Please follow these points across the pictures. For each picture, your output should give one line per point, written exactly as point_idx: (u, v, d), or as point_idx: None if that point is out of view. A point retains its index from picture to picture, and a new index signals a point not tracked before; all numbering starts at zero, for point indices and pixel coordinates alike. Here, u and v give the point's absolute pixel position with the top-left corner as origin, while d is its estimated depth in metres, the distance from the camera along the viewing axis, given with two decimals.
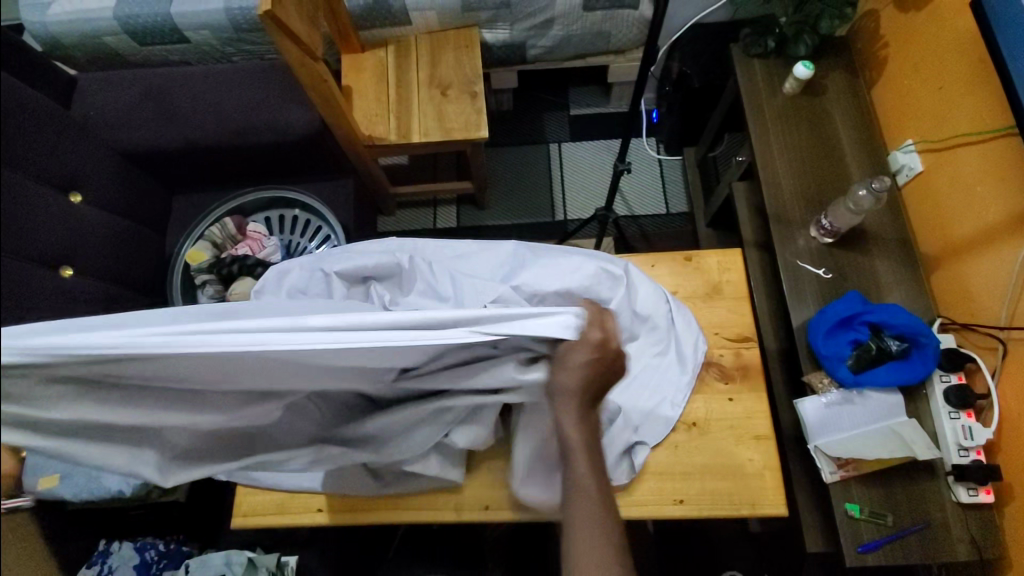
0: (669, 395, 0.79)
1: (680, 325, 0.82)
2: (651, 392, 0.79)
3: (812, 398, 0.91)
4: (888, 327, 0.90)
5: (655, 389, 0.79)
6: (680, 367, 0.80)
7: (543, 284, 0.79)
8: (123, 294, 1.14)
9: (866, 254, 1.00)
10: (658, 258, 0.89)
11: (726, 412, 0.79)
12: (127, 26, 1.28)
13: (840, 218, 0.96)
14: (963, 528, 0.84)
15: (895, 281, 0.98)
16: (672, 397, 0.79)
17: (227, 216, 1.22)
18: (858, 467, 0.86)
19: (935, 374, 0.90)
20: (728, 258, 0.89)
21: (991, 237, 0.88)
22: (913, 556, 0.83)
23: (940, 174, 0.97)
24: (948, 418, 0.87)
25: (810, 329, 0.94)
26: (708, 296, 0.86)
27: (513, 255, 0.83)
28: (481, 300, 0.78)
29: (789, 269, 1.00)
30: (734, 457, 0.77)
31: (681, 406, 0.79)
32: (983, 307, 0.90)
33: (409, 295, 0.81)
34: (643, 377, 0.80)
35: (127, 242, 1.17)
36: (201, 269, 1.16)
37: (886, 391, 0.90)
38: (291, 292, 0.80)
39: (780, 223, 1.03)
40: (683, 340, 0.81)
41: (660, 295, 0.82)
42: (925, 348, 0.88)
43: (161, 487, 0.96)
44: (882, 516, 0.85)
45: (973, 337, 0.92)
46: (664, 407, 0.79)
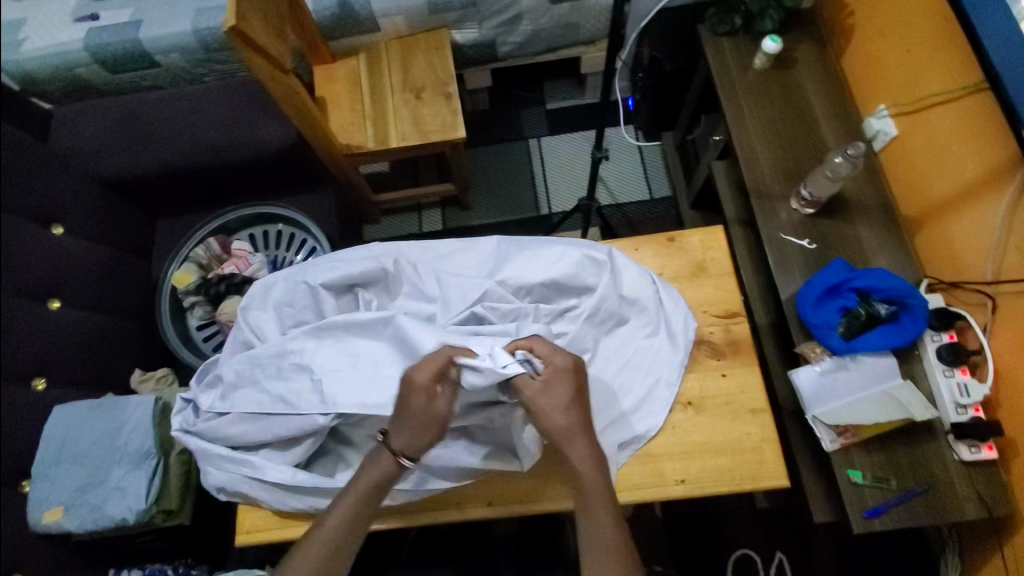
0: (663, 375, 0.79)
1: (669, 305, 0.82)
2: (646, 374, 0.79)
3: (806, 368, 0.91)
4: (876, 291, 0.90)
5: (649, 370, 0.79)
6: (672, 347, 0.80)
7: (527, 277, 0.80)
8: (113, 322, 1.14)
9: (849, 221, 1.00)
10: (641, 241, 0.89)
11: (721, 388, 0.79)
12: (98, 56, 1.28)
13: (819, 187, 0.97)
14: (968, 485, 0.84)
15: (881, 246, 0.98)
16: (667, 376, 0.79)
17: (211, 236, 1.22)
18: (857, 434, 0.86)
19: (927, 334, 0.90)
20: (710, 236, 0.89)
21: (971, 193, 0.88)
22: (919, 517, 0.83)
23: (915, 135, 0.98)
24: (943, 377, 0.87)
25: (799, 301, 0.94)
26: (694, 275, 0.86)
27: (496, 250, 0.83)
28: (468, 299, 0.79)
29: (773, 243, 1.00)
30: (732, 433, 0.77)
31: (677, 385, 0.78)
32: (969, 264, 0.90)
33: (397, 298, 0.82)
34: (636, 359, 0.80)
35: (112, 271, 1.17)
36: (188, 292, 1.16)
37: (879, 355, 0.90)
38: (278, 306, 0.80)
39: (761, 198, 1.03)
40: (673, 320, 0.81)
41: (647, 277, 0.82)
42: (914, 309, 0.88)
43: (165, 512, 0.96)
44: (885, 480, 0.85)
45: (962, 295, 0.92)
46: (659, 387, 0.78)
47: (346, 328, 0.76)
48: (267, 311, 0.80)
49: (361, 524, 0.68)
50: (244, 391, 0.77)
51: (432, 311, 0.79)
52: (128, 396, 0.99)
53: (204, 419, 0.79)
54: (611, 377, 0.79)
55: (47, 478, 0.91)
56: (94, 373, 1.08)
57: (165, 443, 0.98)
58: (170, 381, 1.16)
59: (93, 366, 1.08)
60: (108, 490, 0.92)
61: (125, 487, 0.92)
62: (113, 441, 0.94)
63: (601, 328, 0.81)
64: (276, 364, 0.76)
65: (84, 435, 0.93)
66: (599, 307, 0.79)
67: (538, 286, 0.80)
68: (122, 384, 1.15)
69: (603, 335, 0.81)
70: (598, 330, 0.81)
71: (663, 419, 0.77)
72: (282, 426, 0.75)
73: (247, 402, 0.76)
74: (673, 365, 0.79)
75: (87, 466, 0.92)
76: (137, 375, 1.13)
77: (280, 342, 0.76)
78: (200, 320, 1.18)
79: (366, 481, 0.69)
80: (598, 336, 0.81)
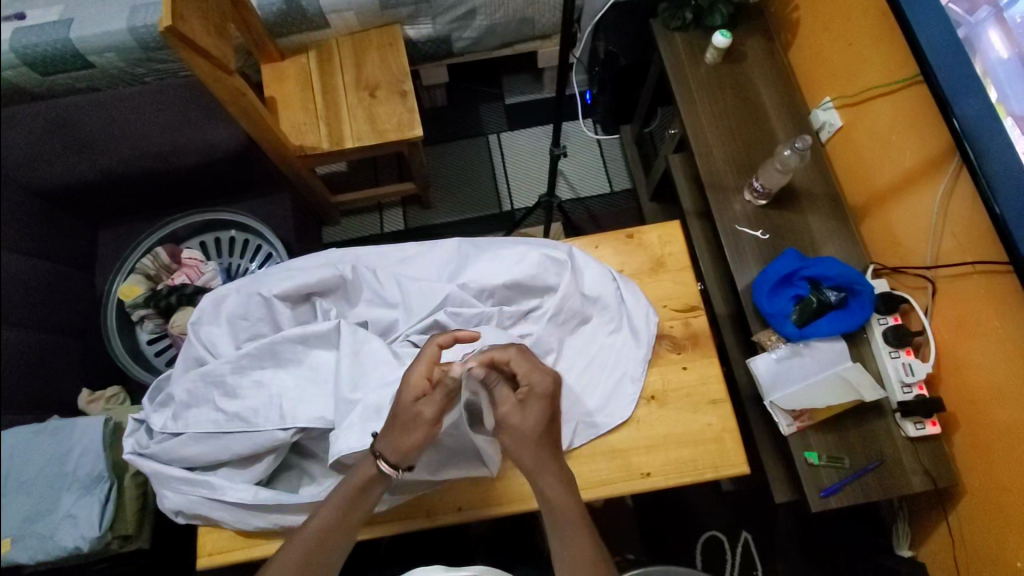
0: (628, 370, 0.79)
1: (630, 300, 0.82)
2: (611, 371, 0.80)
3: (763, 355, 0.93)
4: (825, 279, 0.93)
5: (615, 366, 0.80)
6: (635, 342, 0.80)
7: (490, 279, 0.80)
8: (55, 341, 1.08)
9: (799, 211, 1.03)
10: (601, 239, 0.87)
11: (683, 381, 0.80)
12: (25, 58, 1.19)
13: (770, 179, 0.99)
14: (915, 460, 0.89)
15: (830, 235, 1.02)
16: (632, 371, 0.79)
17: (159, 245, 1.16)
18: (812, 417, 0.90)
19: (874, 318, 0.94)
20: (669, 230, 0.87)
21: (911, 182, 0.92)
22: (871, 493, 0.87)
23: (858, 127, 1.01)
24: (890, 358, 0.91)
25: (755, 290, 0.96)
26: (654, 270, 0.85)
27: (456, 253, 0.83)
28: (430, 304, 0.78)
29: (729, 235, 1.03)
30: (695, 424, 0.77)
31: (641, 379, 0.79)
32: (910, 250, 0.95)
33: (357, 305, 0.81)
34: (600, 356, 0.81)
35: (51, 287, 1.10)
36: (137, 304, 1.10)
37: (830, 339, 0.93)
38: (231, 321, 0.77)
39: (716, 191, 1.05)
40: (635, 315, 0.80)
41: (607, 274, 0.82)
42: (861, 294, 0.92)
43: (121, 537, 0.93)
44: (839, 459, 0.89)
45: (905, 280, 0.96)
46: (625, 382, 0.79)
47: (306, 341, 0.75)
48: (221, 326, 0.77)
49: (344, 528, 0.66)
50: (198, 411, 0.74)
51: (394, 318, 0.80)
52: (76, 419, 0.94)
53: (157, 441, 0.75)
54: (575, 375, 0.80)
55: None
56: (41, 396, 1.03)
57: (119, 466, 0.94)
58: (122, 400, 1.10)
59: (39, 389, 1.02)
60: (60, 517, 0.87)
61: (78, 513, 0.88)
62: (61, 467, 0.89)
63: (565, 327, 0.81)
64: (232, 381, 0.74)
65: (29, 463, 0.87)
66: (561, 307, 0.80)
67: (499, 287, 0.80)
68: (69, 406, 1.09)
69: (567, 335, 0.82)
70: (561, 329, 0.81)
71: (629, 414, 0.77)
72: (239, 445, 0.73)
73: (204, 421, 0.74)
74: (636, 359, 0.79)
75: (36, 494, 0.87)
76: (85, 395, 1.08)
77: (233, 359, 0.74)
78: (151, 333, 1.13)
79: (349, 483, 0.67)
80: (559, 335, 0.81)
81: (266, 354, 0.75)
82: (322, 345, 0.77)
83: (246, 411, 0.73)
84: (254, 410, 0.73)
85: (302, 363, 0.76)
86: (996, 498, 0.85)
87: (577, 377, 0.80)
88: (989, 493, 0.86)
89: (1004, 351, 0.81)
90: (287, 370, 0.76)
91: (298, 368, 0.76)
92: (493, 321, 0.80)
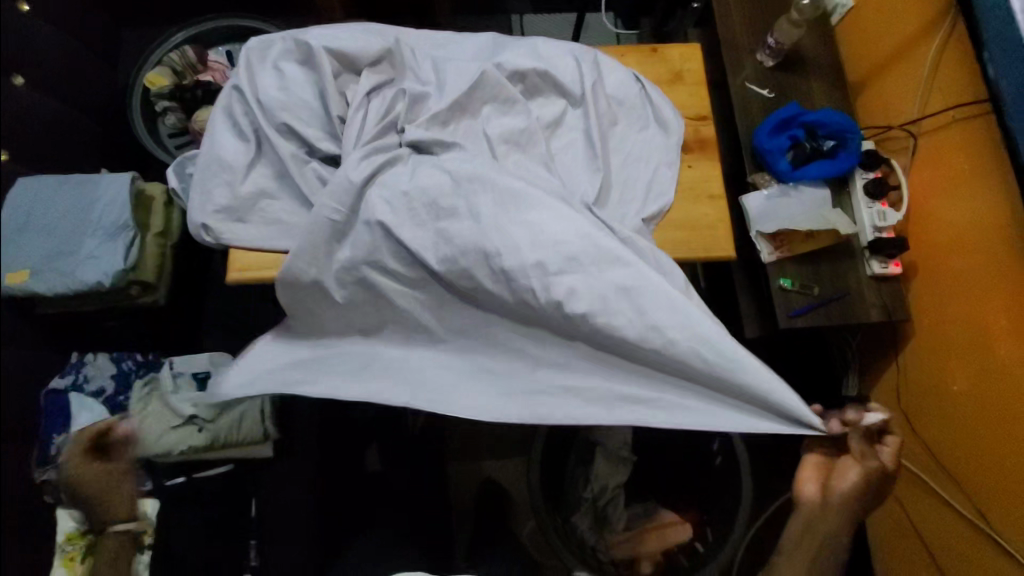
0: (661, 159, 0.86)
1: (656, 100, 0.88)
2: (646, 162, 0.86)
3: (755, 193, 1.02)
4: (821, 126, 1.02)
5: (647, 158, 0.86)
6: (664, 135, 0.87)
7: (526, 161, 0.82)
8: (77, 116, 1.10)
9: (803, 76, 1.11)
10: (626, 50, 0.93)
11: (686, 176, 0.87)
12: None
13: (783, 34, 1.06)
14: (875, 295, 0.99)
15: (828, 98, 1.10)
16: (664, 159, 0.86)
17: (187, 43, 1.17)
18: (791, 248, 0.99)
19: (858, 172, 1.02)
20: (689, 51, 0.93)
21: (908, 48, 1.01)
22: (833, 318, 0.98)
23: (868, 4, 1.10)
24: (865, 207, 1.00)
25: (755, 132, 1.04)
26: (671, 81, 0.90)
27: (492, 42, 0.89)
28: (467, 80, 0.84)
29: (737, 90, 1.10)
30: (693, 212, 0.85)
31: (676, 165, 0.85)
32: (898, 114, 1.04)
33: (396, 74, 0.85)
34: (629, 149, 0.86)
35: (76, 64, 1.12)
36: (161, 95, 1.13)
37: (817, 186, 1.02)
38: (278, 65, 0.82)
39: (730, 50, 1.12)
40: (660, 111, 0.87)
41: (632, 77, 0.89)
42: (850, 144, 1.01)
43: (142, 284, 0.99)
44: (809, 288, 0.98)
45: (892, 142, 1.06)
46: (662, 168, 0.85)
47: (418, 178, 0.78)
48: (268, 67, 0.82)
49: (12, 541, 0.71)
50: (286, 343, 0.82)
51: (426, 181, 0.77)
52: (102, 176, 0.96)
53: (242, 218, 0.79)
54: (617, 167, 0.85)
55: (13, 243, 0.88)
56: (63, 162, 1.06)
57: (141, 223, 0.99)
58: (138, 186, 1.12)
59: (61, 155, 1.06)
60: (82, 258, 0.91)
61: (100, 256, 0.92)
62: (86, 214, 0.93)
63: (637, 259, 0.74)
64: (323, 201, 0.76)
65: (54, 207, 0.91)
66: (591, 98, 0.86)
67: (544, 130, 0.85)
68: None
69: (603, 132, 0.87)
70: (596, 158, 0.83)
71: (671, 199, 0.84)
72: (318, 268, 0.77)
73: (275, 216, 0.80)
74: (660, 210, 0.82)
75: (57, 235, 0.91)
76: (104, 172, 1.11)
77: (320, 210, 0.76)
78: (172, 129, 1.16)
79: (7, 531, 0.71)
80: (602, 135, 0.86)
81: (353, 299, 0.79)
82: (403, 275, 0.78)
83: (362, 356, 0.79)
84: (356, 347, 0.80)
85: (398, 179, 0.78)
86: (942, 329, 0.96)
87: (618, 166, 0.86)
88: (937, 328, 0.97)
89: (1004, 208, 0.85)
90: (378, 320, 0.80)
91: (351, 144, 0.79)
92: (538, 135, 0.84)
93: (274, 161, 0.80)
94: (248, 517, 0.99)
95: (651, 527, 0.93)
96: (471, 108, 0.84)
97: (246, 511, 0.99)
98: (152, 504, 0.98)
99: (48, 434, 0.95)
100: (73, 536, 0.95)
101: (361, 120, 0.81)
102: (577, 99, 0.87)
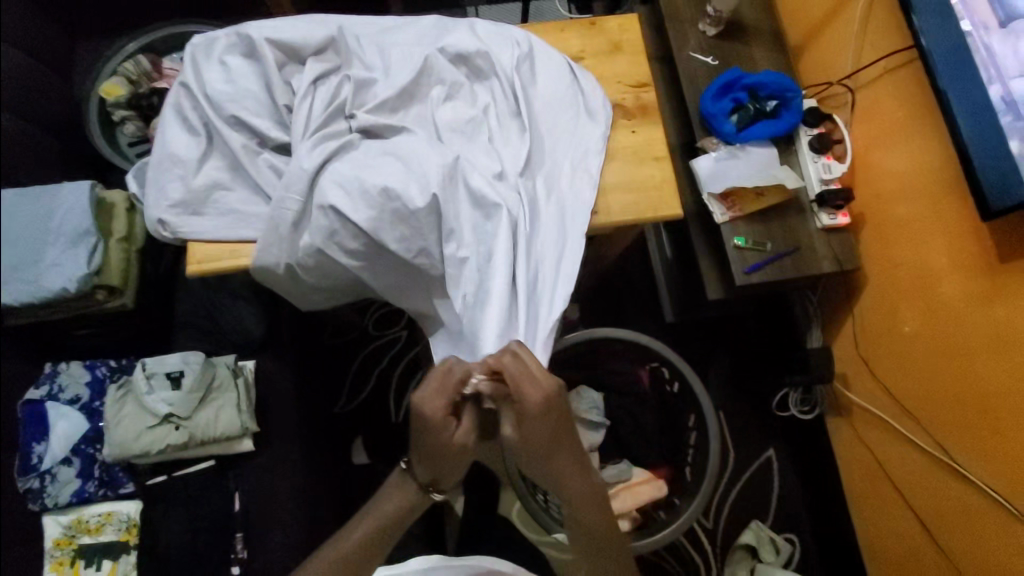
0: (591, 143, 0.87)
1: (586, 85, 0.90)
2: (576, 146, 0.87)
3: (704, 156, 1.04)
4: (762, 87, 1.05)
5: (577, 143, 0.87)
6: (594, 121, 0.88)
7: (474, 150, 0.85)
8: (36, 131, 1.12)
9: (745, 41, 1.14)
10: (566, 25, 0.95)
11: (631, 142, 0.89)
12: None
13: (722, 2, 1.08)
14: (826, 247, 1.03)
15: (770, 62, 1.13)
16: (593, 145, 0.87)
17: (140, 52, 1.18)
18: (742, 208, 1.02)
19: (802, 129, 1.05)
20: (627, 22, 0.96)
21: (841, 6, 1.04)
22: (788, 272, 1.00)
23: None
24: (811, 161, 1.04)
25: (700, 98, 1.07)
26: (611, 52, 0.93)
27: (435, 25, 0.90)
28: (411, 64, 0.86)
29: (682, 59, 1.13)
30: (639, 176, 0.88)
31: (602, 150, 0.87)
32: (837, 70, 1.07)
33: (341, 62, 0.87)
34: (562, 133, 0.88)
35: (33, 80, 1.14)
36: (118, 105, 1.15)
37: (763, 146, 1.05)
38: (223, 59, 0.83)
39: (673, 22, 1.15)
40: (591, 98, 0.89)
41: (563, 62, 0.90)
42: (792, 102, 1.04)
43: (107, 289, 1.00)
44: (762, 245, 1.01)
45: (834, 98, 1.09)
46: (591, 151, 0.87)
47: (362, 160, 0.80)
48: (213, 62, 0.83)
49: None
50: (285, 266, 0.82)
51: (371, 164, 0.80)
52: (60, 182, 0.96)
53: (184, 213, 0.80)
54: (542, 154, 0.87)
55: None
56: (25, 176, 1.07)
57: (103, 229, 1.00)
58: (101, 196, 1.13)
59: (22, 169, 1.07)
60: None
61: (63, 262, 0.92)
62: None
63: (521, 240, 0.82)
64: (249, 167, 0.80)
65: None
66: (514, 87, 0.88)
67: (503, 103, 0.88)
68: None
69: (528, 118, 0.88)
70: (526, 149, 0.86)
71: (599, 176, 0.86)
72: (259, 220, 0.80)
73: (229, 207, 0.81)
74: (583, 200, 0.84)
75: None
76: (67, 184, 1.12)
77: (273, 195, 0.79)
78: (132, 137, 1.18)
79: None
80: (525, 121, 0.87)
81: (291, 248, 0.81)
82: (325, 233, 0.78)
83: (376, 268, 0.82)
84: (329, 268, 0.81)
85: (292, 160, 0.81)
86: (891, 276, 1.00)
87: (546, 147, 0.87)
88: (887, 275, 1.00)
89: (947, 164, 0.87)
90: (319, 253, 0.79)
91: (300, 132, 0.81)
92: (486, 126, 0.87)
93: (225, 153, 0.81)
94: (231, 512, 1.00)
95: (621, 485, 0.97)
96: (416, 91, 0.86)
97: (228, 505, 1.00)
98: (132, 505, 1.00)
99: (28, 443, 0.97)
100: (61, 541, 0.97)
101: (308, 109, 0.83)
102: (493, 84, 0.89)
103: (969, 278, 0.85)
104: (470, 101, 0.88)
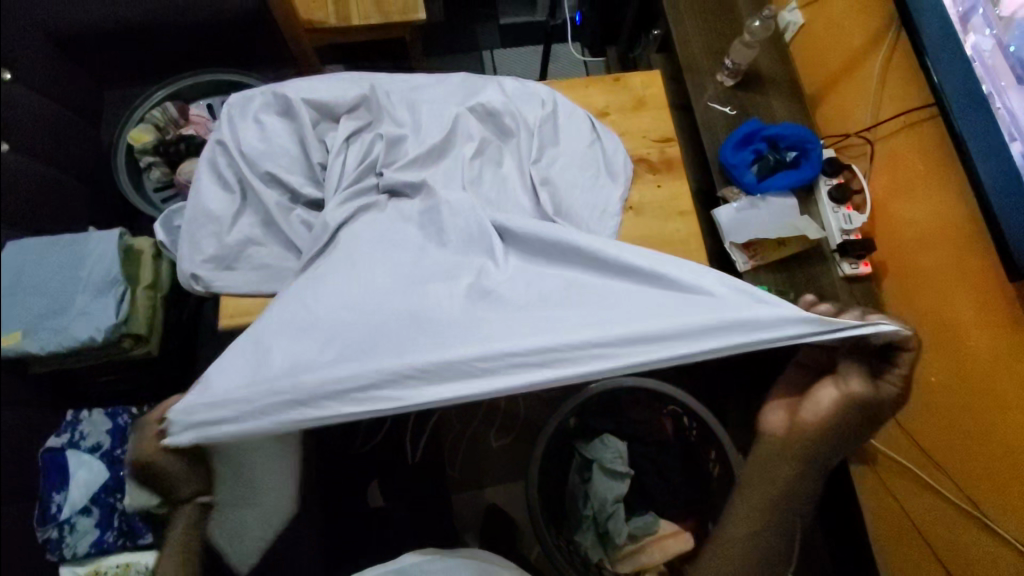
0: (607, 203, 0.88)
1: (609, 145, 0.91)
2: (593, 204, 0.87)
3: (725, 206, 1.06)
4: (781, 139, 1.07)
5: (594, 202, 0.87)
6: (612, 181, 0.89)
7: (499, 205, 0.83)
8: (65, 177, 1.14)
9: (762, 93, 1.17)
10: (590, 81, 0.97)
11: (656, 196, 0.91)
12: None
13: (738, 55, 1.12)
14: (849, 296, 1.03)
15: (787, 112, 1.15)
16: (610, 207, 0.88)
17: (168, 100, 1.21)
18: (763, 256, 1.03)
19: (821, 179, 1.07)
20: (650, 78, 0.98)
21: (857, 62, 1.07)
22: None
23: (818, 21, 1.16)
24: (832, 211, 1.05)
25: (719, 148, 1.09)
26: (635, 107, 0.95)
27: (463, 83, 0.93)
28: (440, 121, 0.87)
29: (701, 109, 1.15)
30: (666, 230, 0.89)
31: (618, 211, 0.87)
32: (854, 123, 1.09)
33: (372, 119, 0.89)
34: (578, 190, 0.87)
35: (62, 127, 1.16)
36: (146, 151, 1.17)
37: (784, 195, 1.06)
38: (258, 118, 0.86)
39: (691, 73, 1.18)
40: (612, 159, 0.90)
41: (587, 119, 0.92)
42: (811, 154, 1.06)
43: (132, 336, 1.02)
44: (785, 293, 1.02)
45: (852, 150, 1.11)
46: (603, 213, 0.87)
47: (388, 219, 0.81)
48: (249, 121, 0.85)
49: None
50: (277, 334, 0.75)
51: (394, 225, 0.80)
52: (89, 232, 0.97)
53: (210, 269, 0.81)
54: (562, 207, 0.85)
55: None
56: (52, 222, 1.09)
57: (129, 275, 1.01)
58: None
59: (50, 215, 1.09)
60: None
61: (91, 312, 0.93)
62: None
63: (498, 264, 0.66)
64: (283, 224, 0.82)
65: None
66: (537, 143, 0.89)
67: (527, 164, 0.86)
68: None
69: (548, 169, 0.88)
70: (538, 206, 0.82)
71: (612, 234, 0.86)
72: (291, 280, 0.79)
73: (262, 262, 0.82)
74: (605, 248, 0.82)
75: None
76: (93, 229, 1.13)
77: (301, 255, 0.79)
78: (158, 183, 1.20)
79: None
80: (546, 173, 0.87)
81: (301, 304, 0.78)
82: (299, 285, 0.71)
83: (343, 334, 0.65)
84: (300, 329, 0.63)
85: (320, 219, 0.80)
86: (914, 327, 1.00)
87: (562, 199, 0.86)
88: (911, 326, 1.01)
89: (969, 219, 0.87)
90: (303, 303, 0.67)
91: (333, 189, 0.82)
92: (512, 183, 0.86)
93: (258, 209, 0.83)
94: None
95: (649, 539, 0.95)
96: (446, 146, 0.86)
97: None
98: (151, 555, 0.99)
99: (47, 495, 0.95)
100: None
101: (340, 165, 0.84)
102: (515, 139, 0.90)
103: (991, 330, 0.85)
104: (497, 157, 0.88)
